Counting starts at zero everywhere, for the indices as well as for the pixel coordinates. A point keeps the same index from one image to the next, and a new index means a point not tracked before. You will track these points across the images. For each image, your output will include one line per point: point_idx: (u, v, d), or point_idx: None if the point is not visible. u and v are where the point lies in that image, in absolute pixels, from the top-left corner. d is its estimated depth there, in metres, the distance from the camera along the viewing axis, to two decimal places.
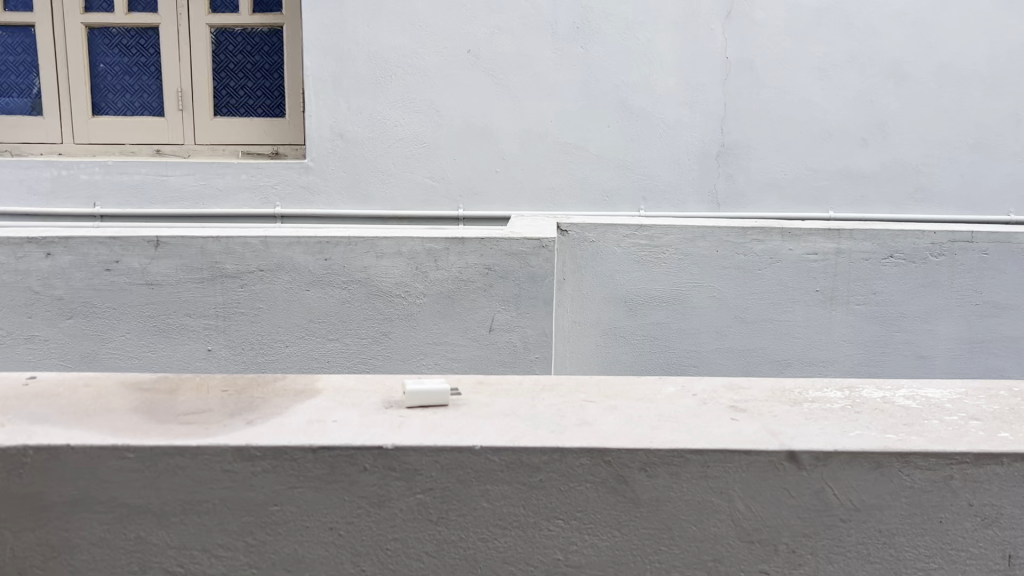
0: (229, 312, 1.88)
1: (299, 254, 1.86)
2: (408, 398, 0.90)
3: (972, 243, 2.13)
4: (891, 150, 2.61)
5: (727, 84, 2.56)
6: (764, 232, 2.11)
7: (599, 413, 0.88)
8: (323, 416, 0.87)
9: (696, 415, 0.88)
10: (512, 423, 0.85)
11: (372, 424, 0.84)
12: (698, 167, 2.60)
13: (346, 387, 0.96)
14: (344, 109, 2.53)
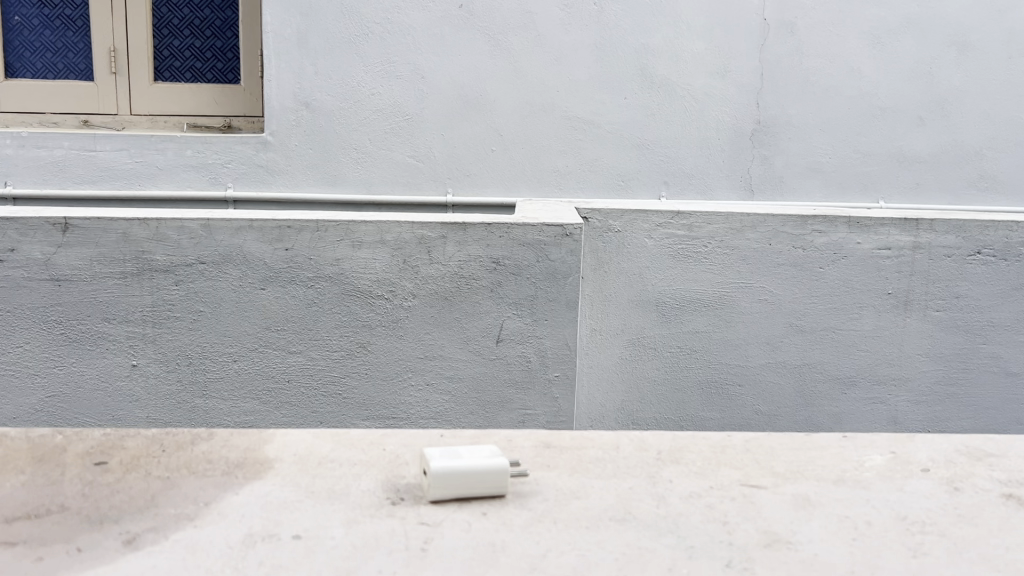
0: (158, 317, 1.45)
1: (252, 241, 1.44)
2: (432, 486, 0.65)
3: None
4: (951, 131, 2.21)
5: (765, 49, 2.15)
6: (828, 222, 1.73)
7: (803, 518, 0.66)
8: (277, 527, 0.62)
9: (861, 537, 0.64)
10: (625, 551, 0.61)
11: (361, 538, 0.61)
12: (729, 149, 2.19)
13: (313, 483, 0.69)
14: (310, 73, 2.09)
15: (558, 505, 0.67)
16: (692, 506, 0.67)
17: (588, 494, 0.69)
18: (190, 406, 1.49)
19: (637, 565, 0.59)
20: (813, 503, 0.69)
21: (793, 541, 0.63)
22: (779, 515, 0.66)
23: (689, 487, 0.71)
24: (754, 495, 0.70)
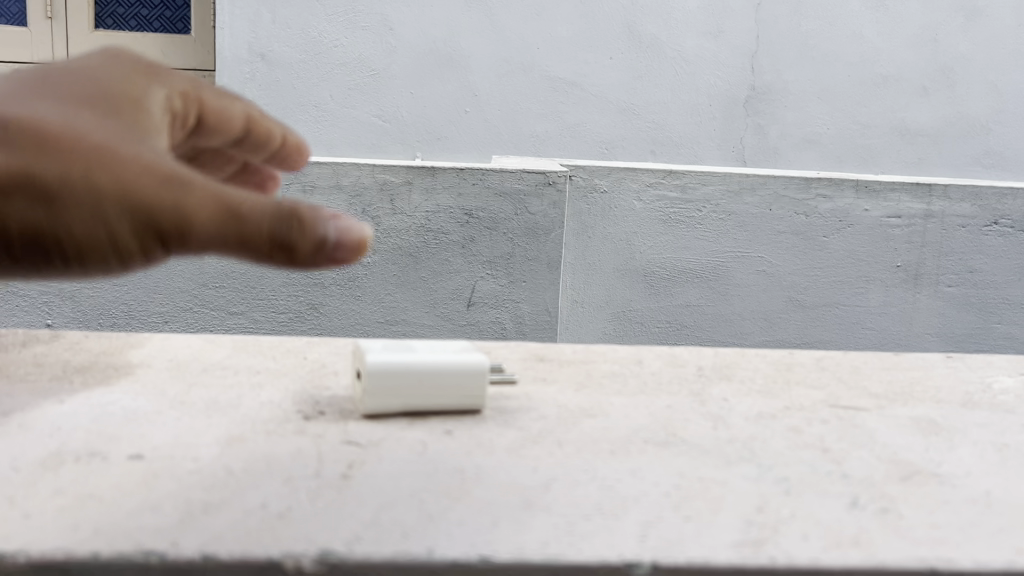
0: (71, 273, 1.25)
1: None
2: (367, 397, 0.49)
3: None
4: (956, 103, 2.07)
5: (761, 9, 1.99)
6: (833, 186, 1.57)
7: (948, 450, 0.50)
8: (112, 449, 0.44)
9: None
10: (680, 473, 0.44)
11: (248, 467, 0.42)
12: (721, 116, 2.04)
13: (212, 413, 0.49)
14: (266, 21, 1.91)
15: (557, 425, 0.50)
16: (772, 430, 0.51)
17: (608, 413, 0.52)
18: None
19: (707, 500, 0.41)
20: (949, 429, 0.54)
21: (941, 474, 0.46)
22: (903, 442, 0.51)
23: (757, 407, 0.56)
24: (859, 421, 0.54)
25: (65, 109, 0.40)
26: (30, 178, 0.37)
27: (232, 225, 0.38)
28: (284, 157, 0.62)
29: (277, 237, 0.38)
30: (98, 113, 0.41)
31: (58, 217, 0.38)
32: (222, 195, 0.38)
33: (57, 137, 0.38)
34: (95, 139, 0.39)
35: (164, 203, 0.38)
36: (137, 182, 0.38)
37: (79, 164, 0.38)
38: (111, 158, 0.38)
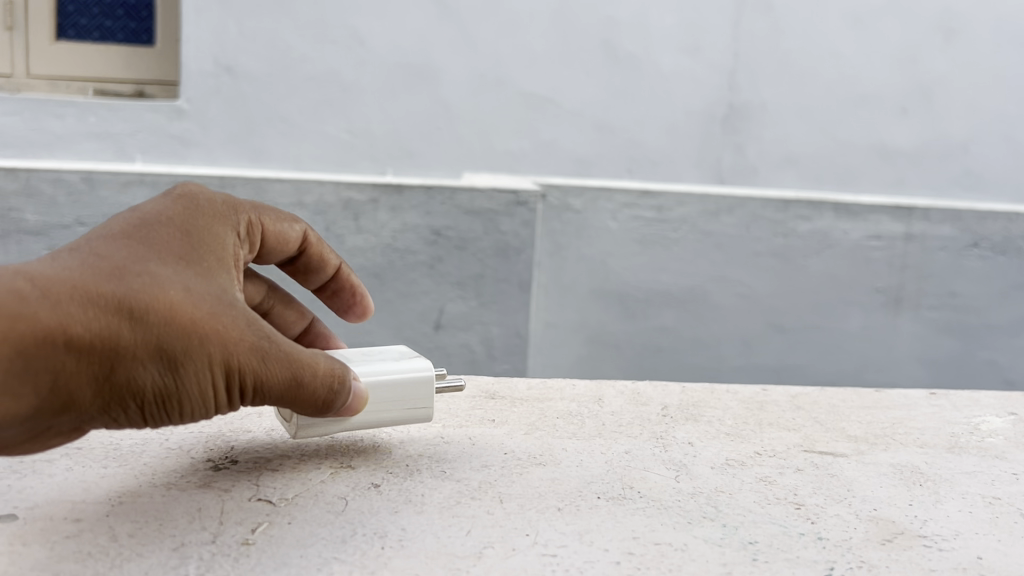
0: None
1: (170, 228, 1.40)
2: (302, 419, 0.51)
3: None
4: (935, 123, 2.04)
5: (739, 27, 1.96)
6: (813, 206, 1.55)
7: (931, 501, 0.50)
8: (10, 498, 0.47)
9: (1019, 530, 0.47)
10: (634, 535, 0.45)
11: (146, 517, 0.45)
12: (699, 135, 2.01)
13: (109, 461, 0.52)
14: (232, 34, 1.86)
15: (500, 476, 0.52)
16: (740, 481, 0.52)
17: (558, 462, 0.54)
18: None
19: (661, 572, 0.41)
20: (934, 478, 0.54)
21: (925, 535, 0.46)
22: (887, 495, 0.51)
23: (723, 452, 0.56)
24: (834, 466, 0.55)
25: (171, 267, 0.45)
26: (152, 349, 0.42)
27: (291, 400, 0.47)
28: (344, 301, 0.67)
29: (321, 396, 0.47)
30: (194, 271, 0.46)
31: (170, 384, 0.43)
32: (296, 363, 0.46)
33: (183, 314, 0.43)
34: (207, 308, 0.44)
35: (255, 373, 0.45)
36: (242, 360, 0.44)
37: (197, 336, 0.43)
38: (219, 336, 0.44)
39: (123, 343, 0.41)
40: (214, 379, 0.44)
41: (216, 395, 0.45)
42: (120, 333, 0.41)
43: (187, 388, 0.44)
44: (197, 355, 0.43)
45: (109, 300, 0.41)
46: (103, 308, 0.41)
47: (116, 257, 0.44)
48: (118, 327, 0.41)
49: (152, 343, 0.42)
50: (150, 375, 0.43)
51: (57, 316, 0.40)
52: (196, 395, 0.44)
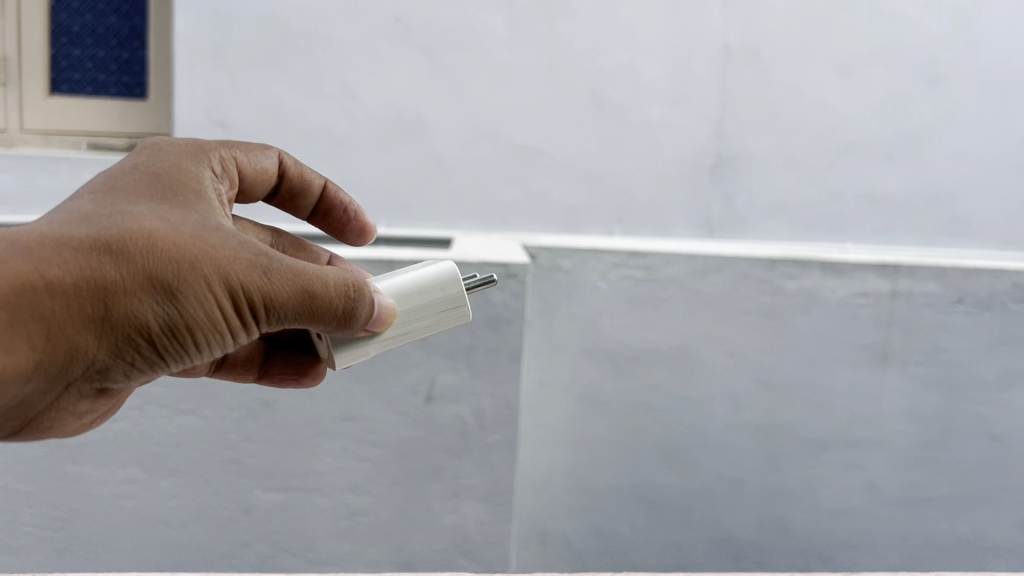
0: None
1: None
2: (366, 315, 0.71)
3: None
4: (922, 170, 2.05)
5: (725, 78, 1.99)
6: (800, 265, 1.56)
7: None
8: None
9: None
10: None
11: None
12: (687, 184, 2.03)
13: None
14: (224, 90, 1.91)
15: None
16: None
17: None
18: (60, 473, 1.47)
19: None
20: None
21: None
22: None
23: None
24: None
25: (167, 212, 0.60)
26: (161, 282, 0.57)
27: (290, 306, 0.62)
28: (343, 233, 0.94)
29: (339, 304, 0.63)
30: (186, 213, 0.61)
31: (183, 305, 0.59)
32: (297, 276, 0.61)
33: (178, 248, 0.58)
34: (200, 244, 0.59)
35: (261, 290, 0.60)
36: (232, 274, 0.60)
37: (195, 265, 0.58)
38: (205, 259, 0.59)
39: (132, 278, 0.56)
40: (214, 296, 0.59)
41: (224, 313, 0.60)
42: (114, 269, 0.56)
43: (195, 311, 0.59)
44: (191, 281, 0.58)
45: (108, 244, 0.56)
46: (109, 253, 0.56)
47: (117, 210, 0.59)
48: (122, 268, 0.56)
49: (150, 276, 0.57)
50: (164, 302, 0.58)
51: (70, 265, 0.55)
52: (206, 313, 0.60)
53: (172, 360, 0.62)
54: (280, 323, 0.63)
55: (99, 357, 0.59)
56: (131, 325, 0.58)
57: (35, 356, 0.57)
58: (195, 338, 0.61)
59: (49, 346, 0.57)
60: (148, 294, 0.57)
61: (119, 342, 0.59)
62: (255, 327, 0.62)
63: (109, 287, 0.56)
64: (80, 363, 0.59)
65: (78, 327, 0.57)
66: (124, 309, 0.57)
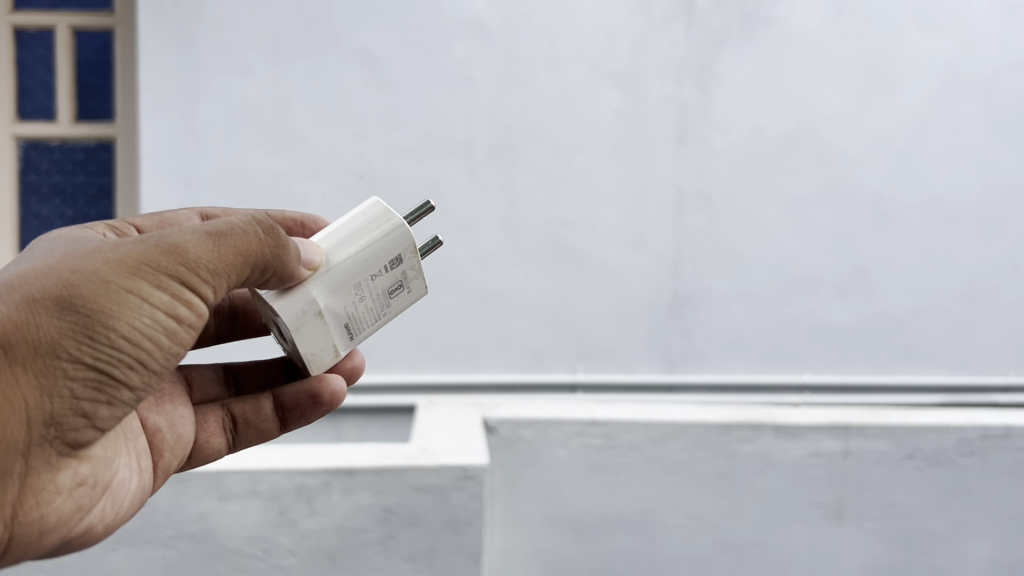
0: (37, 571, 1.42)
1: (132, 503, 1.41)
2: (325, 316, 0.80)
3: (1008, 438, 1.67)
4: (875, 302, 2.10)
5: (680, 221, 2.04)
6: (754, 429, 1.61)
7: None
8: None
9: None
10: None
11: None
12: (648, 323, 2.07)
13: None
14: None
15: None
16: None
17: None
18: None
19: None
20: None
21: None
22: None
23: None
24: None
25: (90, 251, 0.67)
26: (130, 281, 0.66)
27: (191, 262, 0.69)
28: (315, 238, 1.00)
29: (260, 232, 0.73)
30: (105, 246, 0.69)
31: (154, 293, 0.67)
32: (216, 233, 0.71)
33: (124, 255, 0.67)
34: (139, 247, 0.68)
35: (200, 258, 0.69)
36: (146, 263, 0.67)
37: (146, 260, 0.67)
38: (120, 259, 0.66)
39: (109, 287, 0.65)
40: (121, 281, 0.66)
41: (143, 291, 0.67)
42: (96, 286, 0.65)
43: (114, 303, 0.65)
44: (88, 280, 0.65)
45: (74, 277, 0.64)
46: (78, 280, 0.64)
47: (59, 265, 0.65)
48: (98, 282, 0.65)
49: (121, 281, 0.66)
50: (140, 299, 0.67)
51: (53, 304, 0.63)
52: (129, 302, 0.66)
53: (131, 377, 0.67)
54: (202, 282, 0.70)
55: (68, 398, 0.65)
56: (65, 335, 0.63)
57: (71, 394, 0.65)
58: (134, 332, 0.66)
59: (25, 394, 0.62)
60: (60, 307, 0.63)
61: (54, 362, 0.63)
62: (184, 296, 0.69)
63: (36, 328, 0.62)
64: (54, 408, 0.64)
65: (19, 370, 0.62)
66: (51, 331, 0.63)
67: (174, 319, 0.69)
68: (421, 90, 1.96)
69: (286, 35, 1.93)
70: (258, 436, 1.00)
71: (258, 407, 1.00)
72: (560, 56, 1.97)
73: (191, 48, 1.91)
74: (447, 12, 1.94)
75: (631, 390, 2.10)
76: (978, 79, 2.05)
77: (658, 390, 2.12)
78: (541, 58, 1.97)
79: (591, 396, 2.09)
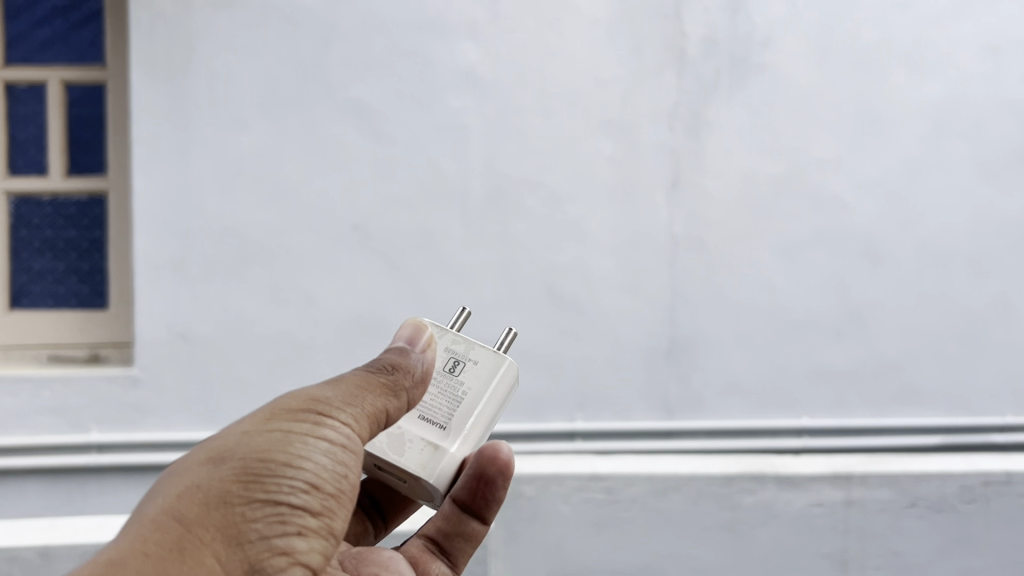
0: None
1: None
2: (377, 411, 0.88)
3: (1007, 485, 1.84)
4: (871, 345, 2.10)
5: (675, 267, 2.04)
6: (755, 480, 1.78)
7: None
8: None
9: None
10: None
11: None
12: (645, 369, 2.05)
13: None
14: (186, 304, 1.93)
15: None
16: None
17: None
18: None
19: None
20: None
21: None
22: None
23: None
24: None
25: (235, 425, 0.73)
26: (294, 421, 0.74)
27: (320, 399, 0.76)
28: None
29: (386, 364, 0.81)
30: (248, 419, 0.74)
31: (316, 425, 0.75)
32: (341, 380, 0.79)
33: (271, 409, 0.75)
34: (279, 401, 0.76)
35: (325, 396, 0.76)
36: (302, 407, 0.75)
37: (295, 406, 0.75)
38: (276, 412, 0.74)
39: (280, 429, 0.73)
40: (263, 428, 0.73)
41: (287, 428, 0.74)
42: (269, 431, 0.73)
43: (267, 444, 0.72)
44: (232, 437, 0.72)
45: (244, 433, 0.73)
46: (249, 434, 0.72)
47: (216, 436, 0.72)
48: (266, 432, 0.73)
49: (285, 423, 0.74)
50: (304, 433, 0.74)
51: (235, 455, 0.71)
52: (279, 439, 0.73)
53: (308, 502, 0.72)
54: (335, 410, 0.76)
55: (258, 538, 0.69)
56: (230, 482, 0.69)
57: (259, 530, 0.69)
58: (306, 458, 0.73)
59: (217, 545, 0.67)
60: (218, 462, 0.70)
61: (230, 511, 0.68)
62: (326, 424, 0.75)
63: (201, 485, 0.68)
64: (248, 553, 0.68)
65: (202, 528, 0.67)
66: (218, 483, 0.69)
67: (329, 443, 0.74)
68: (415, 141, 1.96)
69: (279, 88, 1.93)
70: (467, 539, 1.06)
71: (447, 517, 1.06)
72: (553, 105, 1.98)
73: (184, 102, 1.91)
74: (440, 65, 1.95)
75: (629, 437, 2.06)
76: (967, 122, 2.07)
77: (656, 438, 2.07)
78: (534, 107, 1.97)
79: (588, 445, 2.05)
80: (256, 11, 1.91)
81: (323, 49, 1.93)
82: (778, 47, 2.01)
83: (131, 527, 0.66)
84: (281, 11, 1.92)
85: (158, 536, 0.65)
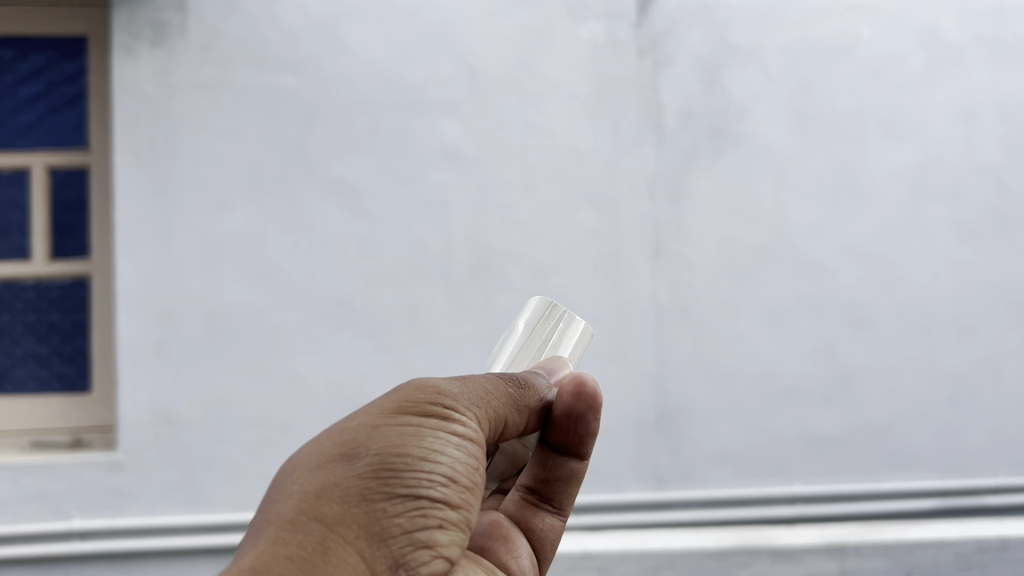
0: None
1: None
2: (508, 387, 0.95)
3: (1005, 549, 2.13)
4: (860, 410, 2.09)
5: (661, 336, 2.03)
6: (749, 554, 2.06)
7: None
8: None
9: None
10: None
11: None
12: (635, 440, 2.03)
13: None
14: (170, 386, 1.91)
15: None
16: None
17: None
18: None
19: None
20: None
21: None
22: None
23: None
24: None
25: (363, 418, 0.74)
26: (421, 413, 0.75)
27: (445, 394, 0.77)
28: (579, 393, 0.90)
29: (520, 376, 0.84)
30: (376, 409, 0.75)
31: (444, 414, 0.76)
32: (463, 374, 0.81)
33: (397, 400, 0.76)
34: (405, 392, 0.77)
35: (452, 389, 0.78)
36: (430, 398, 0.76)
37: (422, 397, 0.76)
38: (405, 403, 0.75)
39: (408, 420, 0.74)
40: (393, 423, 0.73)
41: (419, 423, 0.74)
42: (397, 421, 0.74)
43: (399, 440, 0.72)
44: (362, 432, 0.72)
45: (372, 426, 0.73)
46: (378, 427, 0.73)
47: (348, 429, 0.73)
48: (396, 422, 0.74)
49: (416, 415, 0.75)
50: (432, 423, 0.75)
51: (367, 448, 0.71)
52: (411, 435, 0.73)
53: (447, 497, 0.73)
54: (461, 408, 0.77)
55: (401, 533, 0.69)
56: (371, 480, 0.69)
57: (399, 524, 0.69)
58: (442, 449, 0.73)
59: (361, 539, 0.67)
60: (353, 458, 0.70)
61: (372, 509, 0.69)
62: (453, 419, 0.76)
63: (341, 481, 0.69)
64: (392, 548, 0.68)
65: (344, 526, 0.67)
66: (357, 480, 0.69)
67: (458, 437, 0.75)
68: (399, 217, 1.97)
69: (262, 171, 1.94)
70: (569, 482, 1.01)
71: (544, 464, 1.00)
72: (535, 179, 1.99)
73: (167, 186, 1.91)
74: (421, 142, 1.97)
75: (620, 510, 2.03)
76: (944, 186, 2.10)
77: (648, 510, 2.04)
78: (517, 182, 1.99)
79: (579, 520, 2.02)
80: (236, 94, 1.93)
81: (305, 130, 1.95)
82: (755, 117, 2.04)
83: (276, 522, 0.66)
84: (263, 93, 1.94)
85: (302, 536, 0.65)
